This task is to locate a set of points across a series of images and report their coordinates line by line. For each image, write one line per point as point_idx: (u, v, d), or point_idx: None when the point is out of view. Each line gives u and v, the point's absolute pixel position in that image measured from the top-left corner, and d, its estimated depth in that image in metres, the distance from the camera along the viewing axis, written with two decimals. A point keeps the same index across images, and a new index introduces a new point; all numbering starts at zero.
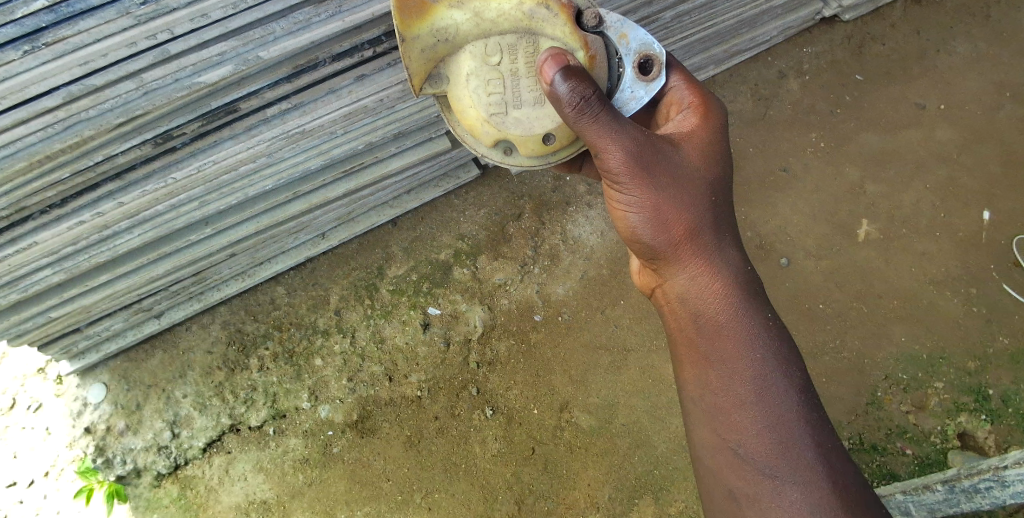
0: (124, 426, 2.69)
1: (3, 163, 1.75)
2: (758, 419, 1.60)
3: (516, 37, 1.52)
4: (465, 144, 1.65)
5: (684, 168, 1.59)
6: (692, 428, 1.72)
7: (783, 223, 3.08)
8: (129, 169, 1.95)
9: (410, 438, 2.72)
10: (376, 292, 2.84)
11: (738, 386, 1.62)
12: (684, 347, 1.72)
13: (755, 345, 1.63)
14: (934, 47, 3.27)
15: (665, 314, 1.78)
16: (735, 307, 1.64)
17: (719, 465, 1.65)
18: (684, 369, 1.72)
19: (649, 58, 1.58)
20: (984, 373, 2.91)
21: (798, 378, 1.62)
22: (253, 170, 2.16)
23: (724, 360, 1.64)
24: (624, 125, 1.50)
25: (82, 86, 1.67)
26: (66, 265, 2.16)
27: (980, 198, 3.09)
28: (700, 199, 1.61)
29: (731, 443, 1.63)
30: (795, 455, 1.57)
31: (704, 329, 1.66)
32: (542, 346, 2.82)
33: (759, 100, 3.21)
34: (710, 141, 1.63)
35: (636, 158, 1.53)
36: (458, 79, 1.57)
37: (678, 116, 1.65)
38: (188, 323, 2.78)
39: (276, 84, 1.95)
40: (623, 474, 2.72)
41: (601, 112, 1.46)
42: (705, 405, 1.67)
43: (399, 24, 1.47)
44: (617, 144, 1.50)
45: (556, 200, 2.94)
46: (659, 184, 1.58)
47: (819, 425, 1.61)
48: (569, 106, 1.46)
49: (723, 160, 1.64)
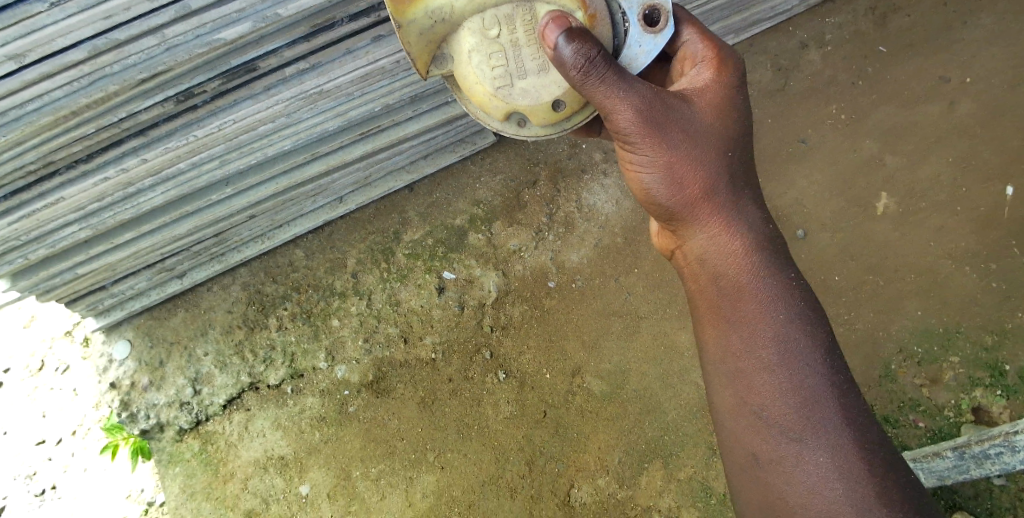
0: (148, 381, 2.77)
1: (31, 117, 1.80)
2: (780, 380, 1.61)
3: (512, 7, 1.53)
4: (479, 121, 1.66)
5: (698, 126, 1.59)
6: (714, 392, 1.74)
7: (800, 196, 3.08)
8: (152, 126, 1.99)
9: (424, 399, 2.79)
10: (392, 255, 2.88)
11: (758, 348, 1.63)
12: (704, 310, 1.72)
13: (776, 307, 1.63)
14: (960, 18, 3.15)
15: (685, 277, 1.78)
16: (755, 269, 1.65)
17: (742, 428, 1.67)
18: (705, 332, 1.73)
19: (654, 9, 1.56)
20: (1001, 349, 2.86)
21: (820, 340, 1.62)
22: (273, 130, 2.20)
23: (744, 322, 1.65)
24: (631, 84, 1.51)
25: (106, 40, 1.71)
26: (91, 221, 2.21)
27: (1003, 173, 3.01)
28: (715, 157, 1.61)
29: (753, 405, 1.64)
30: (818, 417, 1.58)
31: (723, 291, 1.67)
32: (555, 312, 2.86)
33: (779, 71, 3.18)
34: (725, 97, 1.62)
35: (646, 117, 1.54)
36: (461, 57, 1.57)
37: (692, 71, 1.64)
38: (210, 284, 2.84)
39: (293, 43, 1.97)
40: (634, 439, 2.76)
41: (607, 72, 1.47)
42: (726, 368, 1.68)
43: (393, 13, 1.48)
44: (626, 104, 1.51)
45: (572, 167, 2.94)
46: (672, 142, 1.58)
47: (843, 388, 1.61)
48: (573, 68, 1.46)
49: (739, 116, 1.64)
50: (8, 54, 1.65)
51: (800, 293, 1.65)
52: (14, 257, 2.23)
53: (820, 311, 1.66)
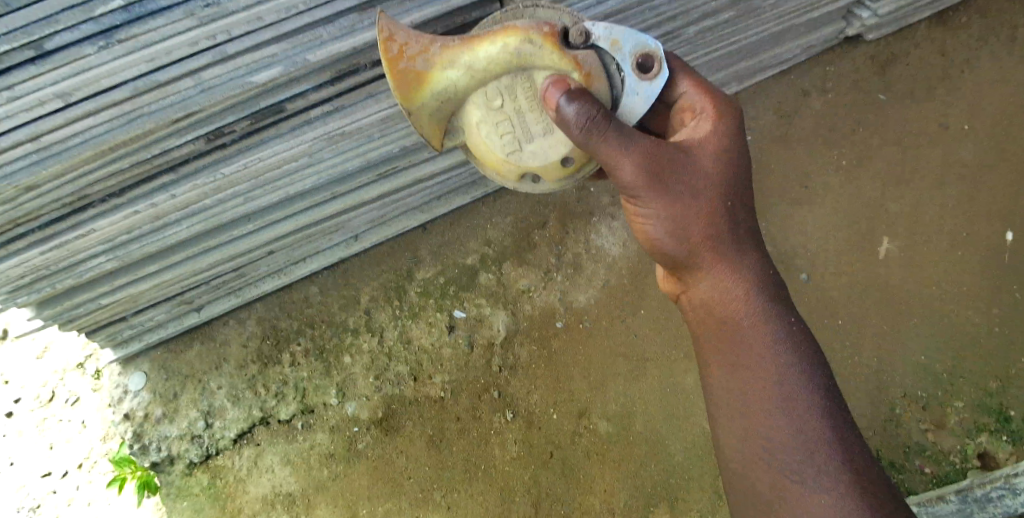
0: (161, 413, 2.82)
1: (71, 152, 1.90)
2: (784, 421, 1.67)
3: (511, 78, 1.65)
4: (496, 183, 1.80)
5: (700, 176, 1.67)
6: (719, 432, 1.79)
7: (805, 238, 3.12)
8: (183, 163, 2.12)
9: (432, 438, 2.81)
10: (405, 293, 2.95)
11: (761, 390, 1.69)
12: (709, 354, 1.79)
13: (777, 349, 1.71)
14: (959, 67, 3.31)
15: (690, 320, 1.86)
16: (757, 313, 1.73)
17: (748, 468, 1.72)
18: (711, 374, 1.80)
19: (647, 57, 1.68)
20: (1005, 393, 2.92)
21: (820, 380, 1.71)
22: (297, 169, 2.31)
23: (748, 364, 1.72)
24: (634, 141, 1.59)
25: (148, 81, 1.81)
26: (119, 252, 2.31)
27: (1003, 219, 3.11)
28: (717, 206, 1.69)
29: (759, 447, 1.69)
30: (821, 456, 1.64)
31: (727, 335, 1.74)
32: (564, 352, 2.90)
33: (783, 117, 3.29)
34: (725, 147, 1.70)
35: (649, 171, 1.62)
36: (471, 129, 1.72)
37: (692, 124, 1.74)
38: (226, 318, 2.91)
39: (320, 86, 2.09)
40: (641, 481, 2.76)
41: (609, 131, 1.56)
42: (731, 409, 1.74)
43: (402, 100, 1.65)
44: (629, 159, 1.59)
45: (581, 210, 3.03)
46: (675, 193, 1.65)
47: (843, 426, 1.68)
48: (577, 127, 1.55)
49: (739, 165, 1.72)
50: (56, 92, 1.74)
51: (800, 336, 1.74)
52: (42, 285, 2.31)
53: (820, 352, 1.75)
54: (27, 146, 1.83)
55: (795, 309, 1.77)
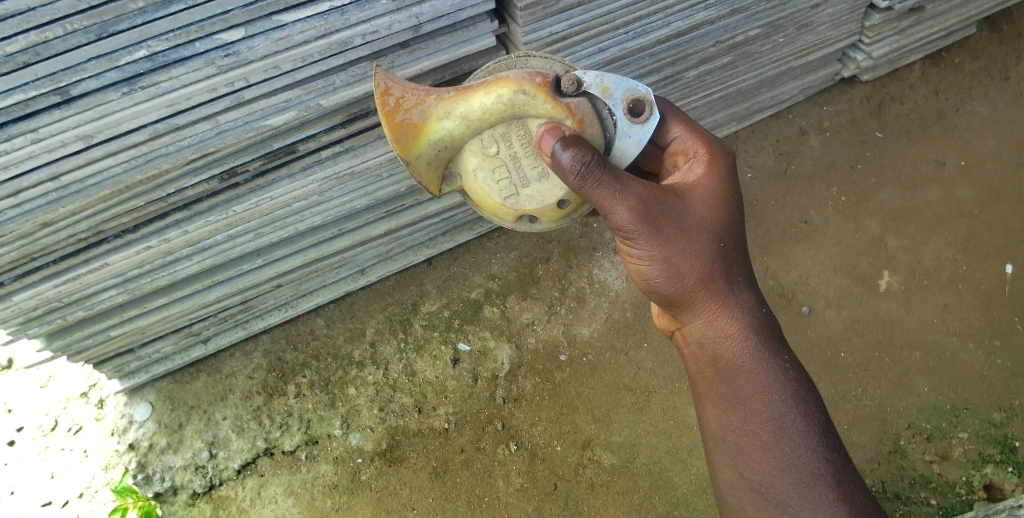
0: (166, 443, 2.83)
1: (88, 191, 1.94)
2: (779, 459, 1.69)
3: (506, 126, 1.70)
4: (495, 225, 1.82)
5: (693, 220, 1.68)
6: (715, 467, 1.81)
7: (804, 273, 3.15)
8: (196, 200, 2.17)
9: (436, 469, 2.82)
10: (410, 326, 3.00)
11: (755, 428, 1.71)
12: (704, 391, 1.81)
13: (771, 389, 1.72)
14: (953, 106, 3.44)
15: (685, 357, 1.86)
16: (750, 352, 1.73)
17: (742, 502, 1.75)
18: (706, 412, 1.81)
19: (638, 100, 1.67)
20: (1009, 425, 2.92)
21: (813, 419, 1.72)
22: (305, 207, 2.35)
23: (742, 403, 1.73)
24: (628, 186, 1.59)
25: (167, 124, 1.86)
26: (130, 286, 2.34)
27: (1002, 253, 3.16)
28: (711, 249, 1.70)
29: (753, 483, 1.72)
30: (814, 493, 1.67)
31: (722, 375, 1.75)
32: (567, 385, 2.93)
33: (781, 155, 3.37)
34: (717, 191, 1.73)
35: (645, 215, 1.61)
36: (467, 174, 1.75)
37: (686, 168, 1.76)
38: (232, 350, 2.96)
39: (332, 129, 2.15)
40: (645, 512, 2.78)
41: (604, 176, 1.56)
42: (726, 446, 1.76)
43: (399, 151, 1.70)
44: (624, 204, 1.59)
45: (584, 245, 3.12)
46: (670, 237, 1.66)
47: (836, 463, 1.70)
48: (572, 172, 1.55)
49: (731, 208, 1.74)
50: (79, 134, 1.77)
51: (794, 374, 1.74)
52: (53, 317, 2.34)
53: (814, 389, 1.76)
54: (47, 185, 1.86)
55: (789, 346, 1.77)
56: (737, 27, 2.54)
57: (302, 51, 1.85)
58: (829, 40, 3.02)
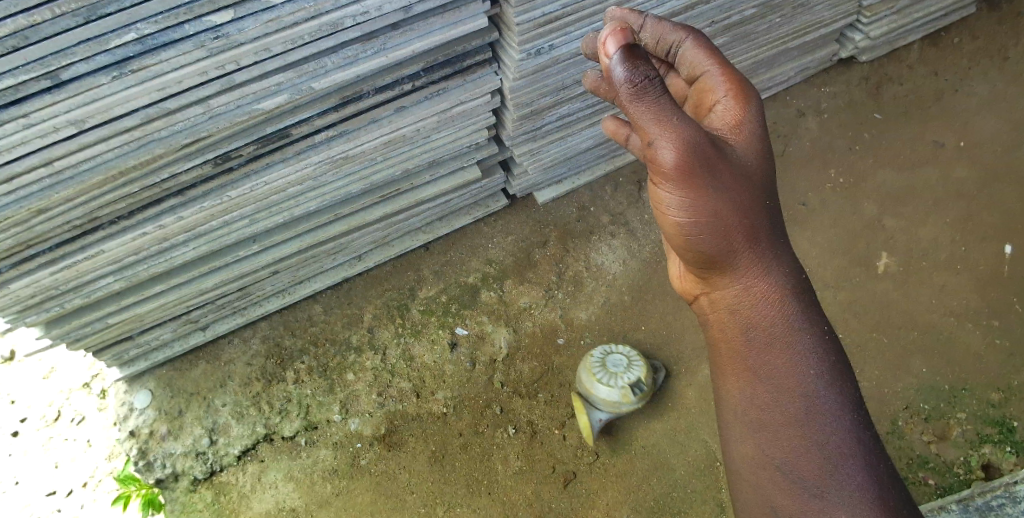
0: (166, 430, 2.84)
1: (82, 177, 1.94)
2: (808, 434, 1.49)
3: None
4: None
5: (736, 163, 1.52)
6: (730, 443, 1.62)
7: (803, 254, 3.15)
8: (190, 186, 2.16)
9: (434, 453, 2.82)
10: (407, 311, 3.02)
11: (786, 399, 1.52)
12: (730, 354, 1.62)
13: (807, 357, 1.53)
14: (952, 87, 3.43)
15: (709, 324, 1.70)
16: (789, 315, 1.56)
17: (761, 484, 1.54)
18: (727, 381, 1.62)
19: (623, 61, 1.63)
20: (1008, 405, 2.87)
21: (849, 396, 1.51)
22: (301, 191, 2.37)
23: (773, 371, 1.54)
24: (684, 115, 1.43)
25: (158, 109, 1.85)
26: (126, 273, 2.34)
27: (1001, 233, 3.14)
28: (749, 198, 1.54)
29: (774, 459, 1.52)
30: (845, 476, 1.45)
31: (754, 337, 1.58)
32: (565, 368, 2.94)
33: (779, 137, 3.37)
34: (757, 133, 1.56)
35: (694, 149, 1.44)
36: None
37: (719, 106, 1.59)
38: (231, 337, 2.98)
39: (324, 113, 2.14)
40: (642, 495, 2.76)
41: (663, 97, 1.41)
42: (749, 418, 1.57)
43: None
44: (674, 133, 1.41)
45: (580, 229, 3.16)
46: (713, 179, 1.49)
47: (870, 447, 1.48)
48: (628, 86, 1.41)
49: (770, 157, 1.58)
50: (70, 119, 1.77)
51: (830, 345, 1.56)
52: (51, 305, 2.34)
53: (850, 367, 1.56)
54: (41, 171, 1.86)
55: (827, 316, 1.59)
56: (731, 7, 2.53)
57: (292, 33, 1.84)
58: (826, 20, 3.00)
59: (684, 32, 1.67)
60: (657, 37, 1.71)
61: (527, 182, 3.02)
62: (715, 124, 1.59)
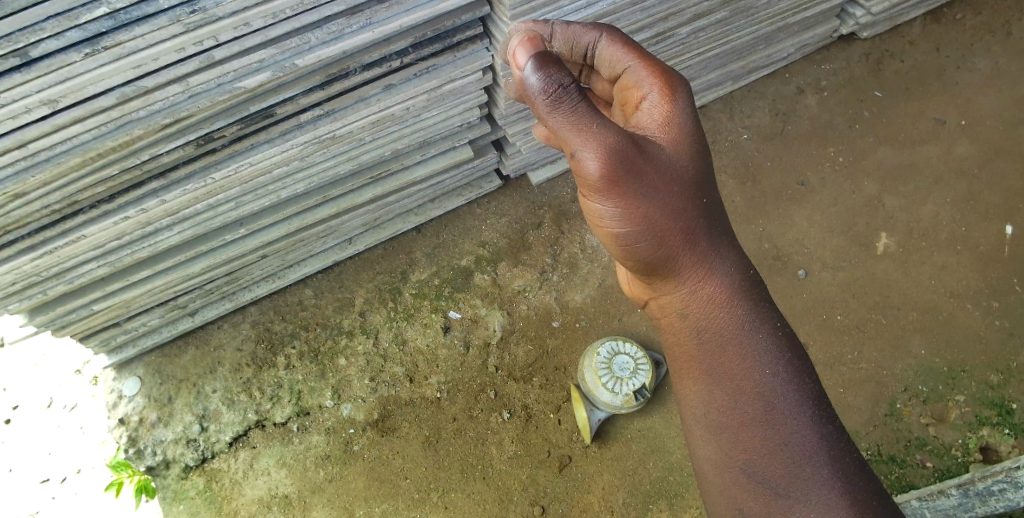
0: (156, 417, 2.79)
1: (59, 159, 1.87)
2: (767, 435, 1.44)
3: None
4: None
5: (669, 161, 1.47)
6: (694, 449, 1.57)
7: (800, 235, 3.10)
8: (172, 168, 2.08)
9: (429, 438, 2.79)
10: (399, 295, 2.98)
11: (740, 402, 1.47)
12: (682, 365, 1.57)
13: (758, 357, 1.49)
14: (955, 64, 3.36)
15: (661, 330, 1.65)
16: (736, 316, 1.52)
17: (726, 487, 1.49)
18: (683, 388, 1.57)
19: None
20: (1007, 386, 2.84)
21: (806, 391, 1.47)
22: (287, 173, 2.31)
23: (724, 377, 1.50)
24: (605, 120, 1.38)
25: (135, 87, 1.78)
26: (110, 259, 2.28)
27: (1002, 213, 3.09)
28: (687, 197, 1.48)
29: (737, 462, 1.47)
30: (809, 473, 1.41)
31: (704, 345, 1.53)
32: (560, 350, 2.90)
33: (777, 116, 3.31)
34: (689, 127, 1.49)
35: (619, 156, 1.38)
36: None
37: (645, 103, 1.52)
38: (221, 321, 2.93)
39: (310, 91, 2.06)
40: (638, 479, 2.74)
41: (580, 103, 1.36)
42: (707, 425, 1.52)
43: None
44: (596, 143, 1.36)
45: (576, 210, 3.11)
46: (645, 182, 1.43)
47: (833, 442, 1.44)
48: (543, 96, 1.37)
49: (706, 149, 1.52)
50: (43, 99, 1.70)
51: (784, 342, 1.51)
52: (34, 292, 2.27)
53: (809, 360, 1.52)
54: (15, 153, 1.79)
55: (778, 312, 1.55)
56: None
57: (271, 7, 1.77)
58: None
59: (597, 31, 1.59)
60: (569, 41, 1.63)
61: (520, 162, 2.96)
62: (643, 122, 1.51)
